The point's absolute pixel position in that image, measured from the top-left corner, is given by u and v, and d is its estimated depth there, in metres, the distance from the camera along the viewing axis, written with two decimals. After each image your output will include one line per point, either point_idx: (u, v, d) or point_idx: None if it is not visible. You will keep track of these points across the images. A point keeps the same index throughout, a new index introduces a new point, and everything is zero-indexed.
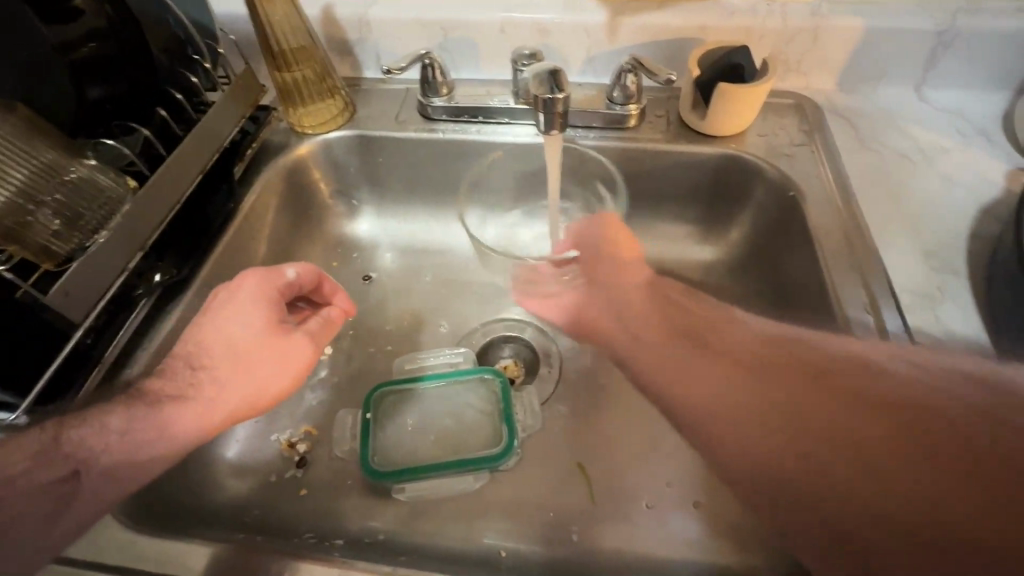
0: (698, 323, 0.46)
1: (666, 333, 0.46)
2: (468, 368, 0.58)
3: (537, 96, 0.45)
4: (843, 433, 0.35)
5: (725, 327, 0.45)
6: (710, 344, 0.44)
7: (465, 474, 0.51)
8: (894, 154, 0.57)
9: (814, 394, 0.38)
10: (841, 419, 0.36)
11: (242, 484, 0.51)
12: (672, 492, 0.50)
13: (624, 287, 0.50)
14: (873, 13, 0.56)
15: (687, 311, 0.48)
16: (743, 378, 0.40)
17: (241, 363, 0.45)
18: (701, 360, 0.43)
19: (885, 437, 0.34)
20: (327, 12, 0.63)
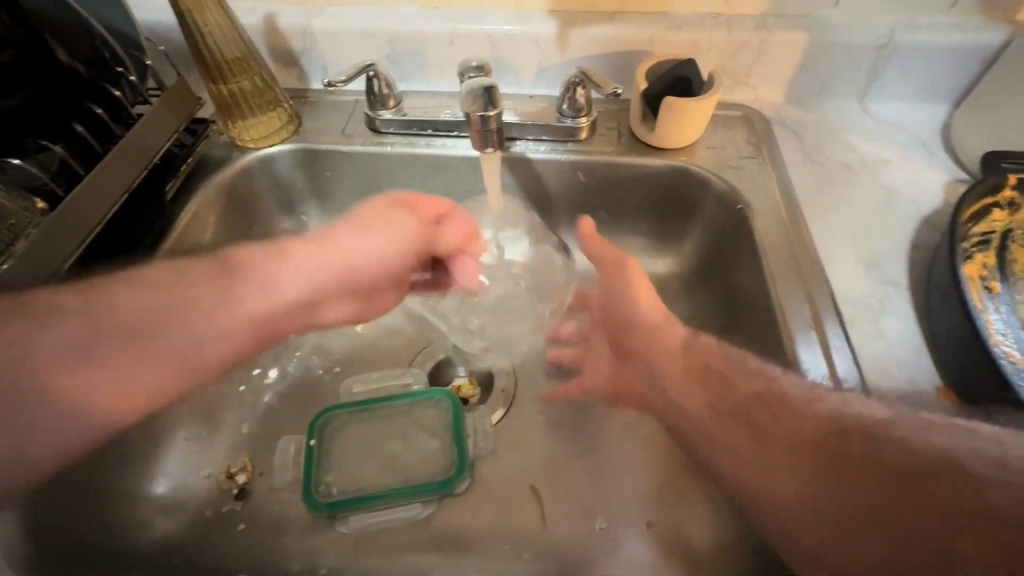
0: (746, 405, 0.40)
1: (712, 404, 0.42)
2: (419, 389, 0.56)
3: (470, 113, 0.44)
4: (921, 540, 0.32)
5: (784, 407, 0.39)
6: (772, 432, 0.38)
7: (411, 502, 0.49)
8: (838, 166, 0.57)
9: (886, 503, 0.33)
10: (880, 498, 0.33)
11: (175, 521, 0.48)
12: (626, 513, 0.49)
13: (658, 347, 0.47)
14: (815, 28, 0.57)
15: (734, 381, 0.42)
16: (806, 472, 0.36)
17: (336, 275, 0.50)
18: (774, 457, 0.37)
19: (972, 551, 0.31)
20: (271, 20, 0.62)
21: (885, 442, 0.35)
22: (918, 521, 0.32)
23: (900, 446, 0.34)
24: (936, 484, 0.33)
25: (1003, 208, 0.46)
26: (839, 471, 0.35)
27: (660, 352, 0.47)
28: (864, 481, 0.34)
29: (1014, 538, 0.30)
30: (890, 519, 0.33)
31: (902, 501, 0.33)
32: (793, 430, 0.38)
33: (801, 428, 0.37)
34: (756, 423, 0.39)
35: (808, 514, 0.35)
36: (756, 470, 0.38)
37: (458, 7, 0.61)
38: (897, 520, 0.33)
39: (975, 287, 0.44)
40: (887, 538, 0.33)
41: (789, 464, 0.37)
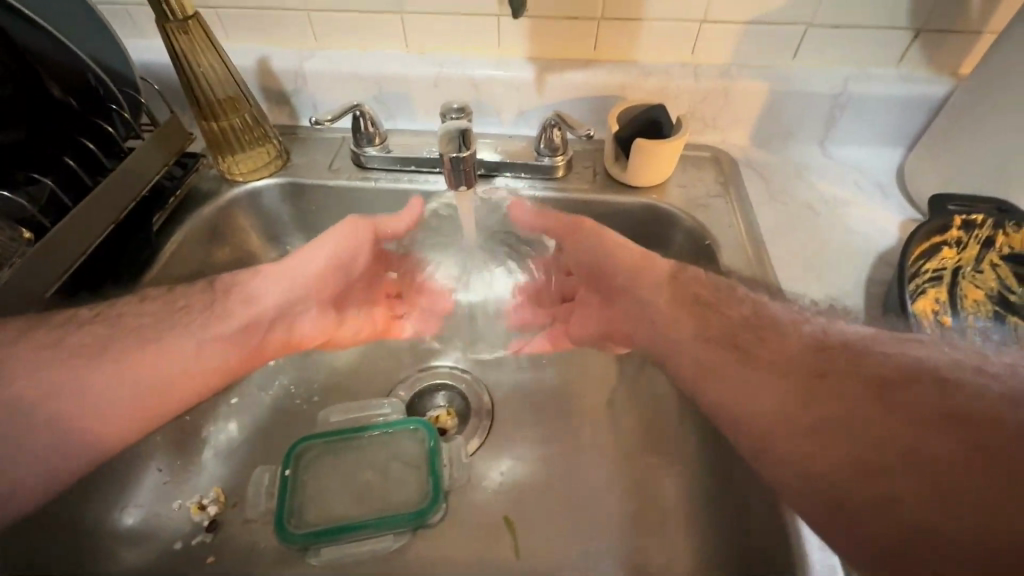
0: (743, 338, 0.43)
1: (703, 331, 0.45)
2: (397, 419, 0.57)
3: (445, 154, 0.47)
4: (893, 440, 0.32)
5: (782, 345, 0.41)
6: (759, 353, 0.41)
7: (385, 534, 0.49)
8: (800, 204, 0.61)
9: (862, 407, 0.34)
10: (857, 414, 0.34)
11: (144, 551, 0.48)
12: (599, 545, 0.49)
13: (648, 279, 0.51)
14: (774, 77, 0.62)
15: (724, 310, 0.45)
16: (787, 383, 0.38)
17: (290, 295, 0.56)
18: (754, 370, 0.40)
19: (938, 444, 0.31)
20: (264, 63, 0.65)
21: (866, 361, 0.37)
22: (889, 423, 0.33)
23: (891, 378, 0.35)
24: (910, 390, 0.34)
25: (953, 246, 0.48)
26: (817, 381, 0.37)
27: (650, 284, 0.50)
28: (841, 390, 0.36)
29: (981, 432, 0.30)
30: (863, 421, 0.34)
31: (877, 406, 0.34)
32: (788, 361, 0.40)
33: (788, 351, 0.40)
34: (754, 353, 0.41)
35: (783, 419, 0.37)
36: (738, 385, 0.40)
37: (443, 53, 0.65)
38: (869, 422, 0.34)
39: (927, 321, 0.47)
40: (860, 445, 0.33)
41: (771, 380, 0.39)
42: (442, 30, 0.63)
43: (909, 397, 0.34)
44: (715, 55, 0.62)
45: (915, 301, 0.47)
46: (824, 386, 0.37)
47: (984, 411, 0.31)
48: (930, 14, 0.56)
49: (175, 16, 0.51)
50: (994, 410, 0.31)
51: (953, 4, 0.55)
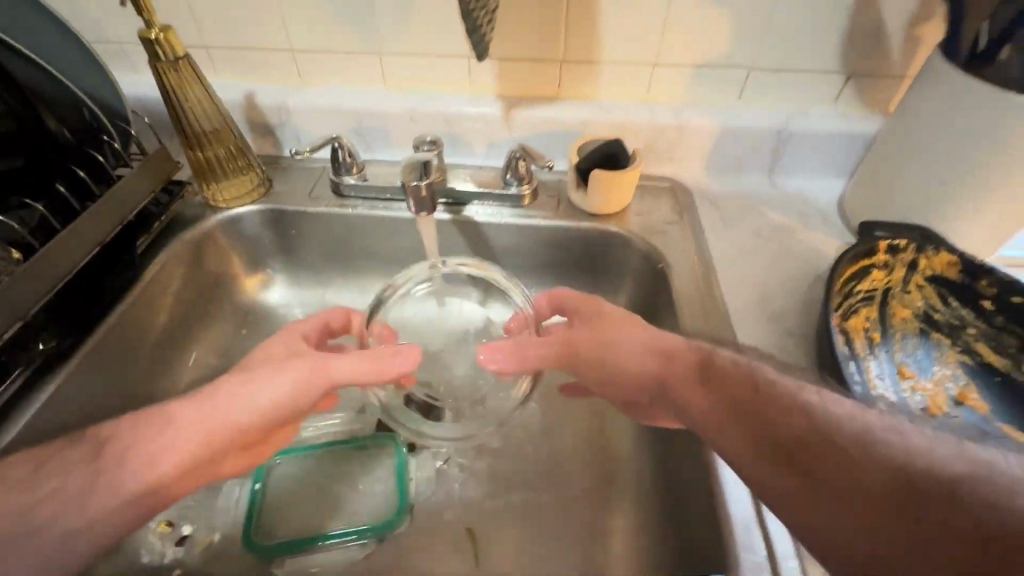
0: (784, 441, 0.37)
1: (667, 370, 0.44)
2: (366, 434, 0.58)
3: (405, 182, 0.51)
4: (880, 518, 0.31)
5: (828, 446, 0.35)
6: (731, 402, 0.40)
7: (351, 544, 0.51)
8: (748, 231, 0.65)
9: (847, 480, 0.33)
10: (933, 535, 0.29)
11: (112, 563, 0.49)
12: (556, 554, 0.51)
13: (608, 313, 0.50)
14: (721, 115, 0.67)
15: (690, 353, 0.44)
16: (761, 442, 0.38)
17: (258, 423, 0.44)
18: (729, 423, 0.40)
19: (918, 529, 0.29)
20: (250, 98, 0.70)
21: (842, 420, 0.36)
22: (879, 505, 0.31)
23: (920, 460, 0.32)
24: (885, 460, 0.33)
25: (881, 268, 0.52)
26: (794, 442, 0.36)
27: (612, 320, 0.49)
28: (820, 452, 0.35)
29: (962, 514, 0.29)
30: (850, 493, 0.32)
31: (854, 476, 0.33)
32: (840, 458, 0.34)
33: (755, 398, 0.40)
34: (794, 461, 0.35)
35: (760, 478, 0.37)
36: (714, 437, 0.40)
37: (418, 91, 0.70)
38: (857, 495, 0.32)
39: (857, 337, 0.50)
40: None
41: (742, 435, 0.39)
42: (417, 70, 0.68)
43: (886, 470, 0.32)
44: (667, 94, 0.68)
45: (846, 319, 0.51)
46: (803, 447, 0.36)
47: (959, 488, 0.30)
48: (856, 60, 0.63)
49: (166, 55, 0.55)
50: (967, 486, 0.30)
51: (875, 51, 0.61)
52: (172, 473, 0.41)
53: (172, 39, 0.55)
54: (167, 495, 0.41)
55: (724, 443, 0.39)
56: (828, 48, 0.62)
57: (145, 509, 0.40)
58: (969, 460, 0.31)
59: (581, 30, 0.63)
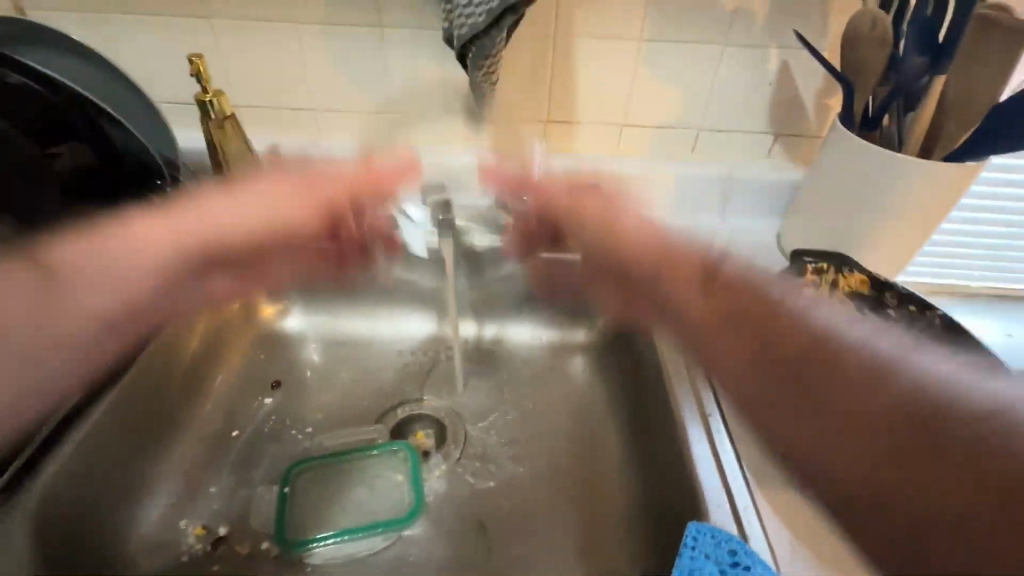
0: (771, 315, 0.40)
1: (673, 276, 0.51)
2: (382, 442, 0.66)
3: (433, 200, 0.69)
4: (878, 430, 0.34)
5: (840, 361, 0.36)
6: (749, 309, 0.41)
7: (371, 536, 0.57)
8: (706, 261, 0.78)
9: (865, 413, 0.35)
10: (907, 429, 0.33)
11: (155, 561, 0.54)
12: (557, 535, 0.58)
13: (628, 224, 0.58)
14: (676, 165, 0.82)
15: (721, 275, 0.46)
16: (762, 374, 0.39)
17: (234, 238, 0.55)
18: (756, 333, 0.40)
19: (895, 462, 0.33)
20: (275, 149, 0.79)
21: (857, 348, 0.36)
22: (899, 446, 0.33)
23: (943, 392, 0.34)
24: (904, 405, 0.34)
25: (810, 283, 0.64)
26: (805, 374, 0.37)
27: (623, 214, 0.59)
28: (843, 382, 0.36)
29: (938, 422, 0.33)
30: (865, 408, 0.35)
31: (860, 388, 0.35)
32: (841, 376, 0.36)
33: (761, 304, 0.41)
34: (800, 348, 0.38)
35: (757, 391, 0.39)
36: (726, 357, 0.42)
37: None
38: (870, 409, 0.34)
39: None
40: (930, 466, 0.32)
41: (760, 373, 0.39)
42: None
43: (913, 429, 0.33)
44: (633, 147, 0.82)
45: None
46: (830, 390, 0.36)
47: (963, 425, 0.33)
48: (780, 123, 0.78)
49: (215, 114, 0.65)
50: (973, 422, 0.32)
51: (794, 116, 0.77)
52: (149, 273, 0.49)
53: (223, 101, 0.65)
54: (155, 291, 0.51)
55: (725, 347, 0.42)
56: (759, 113, 0.77)
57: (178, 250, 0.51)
58: (953, 396, 0.33)
59: (561, 95, 0.77)
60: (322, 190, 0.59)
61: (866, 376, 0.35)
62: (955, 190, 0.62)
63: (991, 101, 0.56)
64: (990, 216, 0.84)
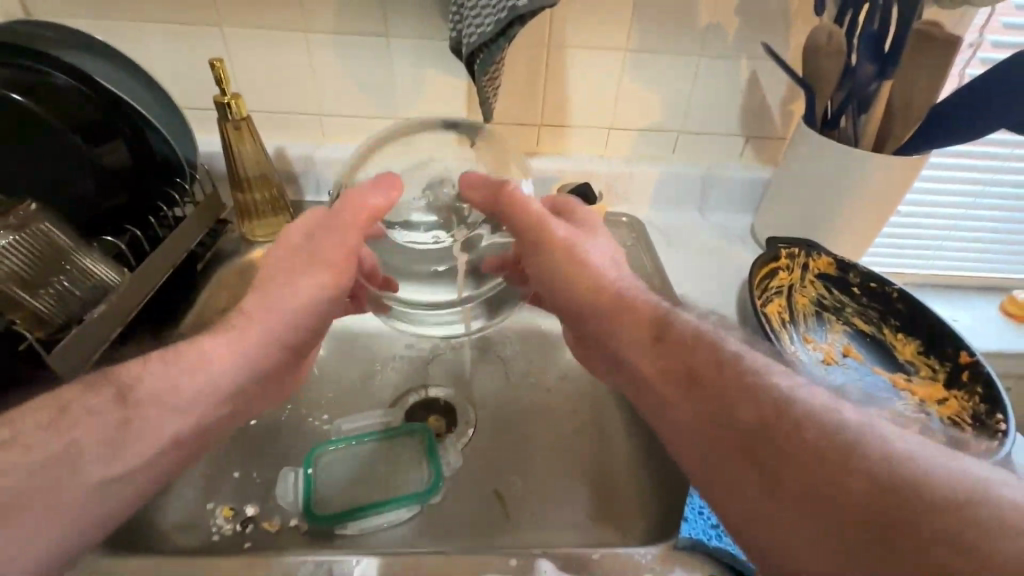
0: (703, 368, 0.42)
1: (647, 341, 0.47)
2: (398, 424, 0.69)
3: None
4: (821, 495, 0.33)
5: (756, 395, 0.39)
6: (719, 404, 0.40)
7: (398, 509, 0.60)
8: (688, 251, 0.85)
9: (812, 480, 0.33)
10: (853, 505, 0.32)
11: (187, 540, 0.55)
12: (572, 497, 0.62)
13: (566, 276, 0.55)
14: (658, 165, 0.89)
15: (693, 356, 0.44)
16: (721, 442, 0.38)
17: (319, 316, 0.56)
18: (714, 423, 0.39)
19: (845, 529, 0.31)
20: (281, 152, 0.83)
21: (832, 436, 0.35)
22: (844, 511, 0.32)
23: (896, 466, 0.32)
24: (856, 478, 0.32)
25: (783, 267, 0.71)
26: (768, 449, 0.36)
27: (573, 285, 0.54)
28: (801, 459, 0.34)
29: (883, 500, 0.31)
30: (812, 475, 0.33)
31: (815, 467, 0.34)
32: (797, 451, 0.35)
33: (737, 406, 0.39)
34: (734, 404, 0.39)
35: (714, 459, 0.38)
36: (679, 414, 0.42)
37: None
38: (815, 477, 0.33)
39: (775, 318, 0.69)
40: (825, 489, 0.33)
41: (709, 426, 0.39)
42: None
43: (853, 490, 0.32)
44: (620, 149, 0.89)
45: (766, 305, 0.70)
46: (784, 459, 0.35)
47: (908, 494, 0.31)
48: (749, 126, 0.87)
49: (232, 117, 0.68)
50: (919, 493, 0.30)
51: (761, 120, 0.86)
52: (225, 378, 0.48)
53: (240, 104, 0.68)
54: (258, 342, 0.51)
55: (690, 454, 0.40)
56: (730, 117, 0.86)
57: (248, 366, 0.49)
58: (911, 466, 0.32)
59: (554, 101, 0.83)
60: (356, 245, 0.56)
61: (818, 453, 0.34)
62: (905, 182, 0.71)
63: (930, 102, 0.65)
64: (932, 207, 0.95)
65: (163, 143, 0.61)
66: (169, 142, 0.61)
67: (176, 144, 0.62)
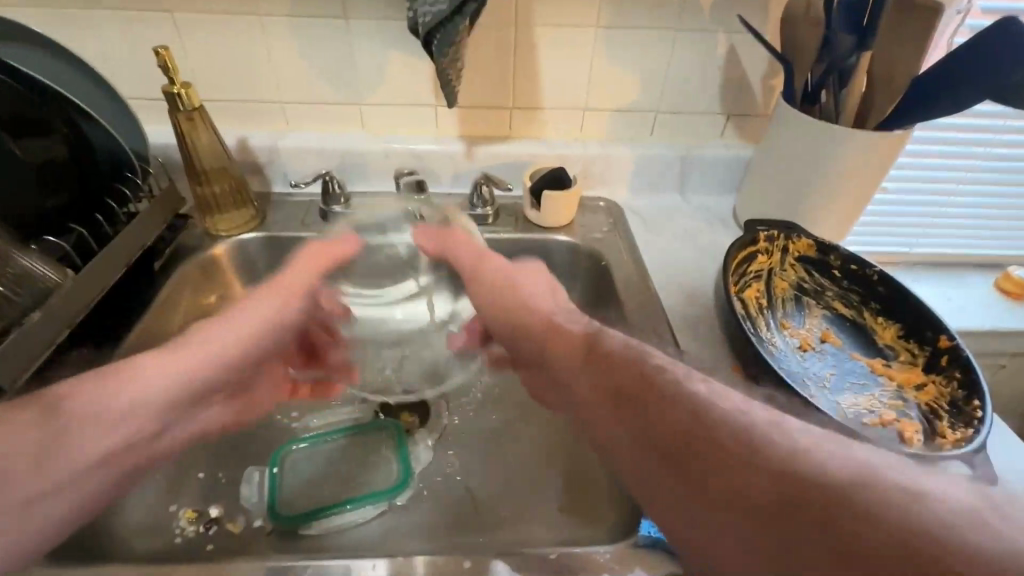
0: (619, 376, 0.45)
1: (563, 347, 0.51)
2: (368, 420, 0.68)
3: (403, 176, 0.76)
4: (736, 506, 0.34)
5: (674, 413, 0.40)
6: (640, 413, 0.42)
7: (363, 507, 0.59)
8: (666, 235, 0.83)
9: (731, 491, 0.34)
10: (764, 509, 0.33)
11: (146, 544, 0.54)
12: (541, 492, 0.61)
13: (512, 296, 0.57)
14: (635, 146, 0.86)
15: (610, 368, 0.46)
16: (647, 456, 0.40)
17: (259, 346, 0.58)
18: (638, 437, 0.41)
19: (759, 533, 0.32)
20: (244, 142, 0.80)
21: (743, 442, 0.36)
22: (753, 516, 0.33)
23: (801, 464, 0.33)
24: (766, 480, 0.33)
25: (757, 250, 0.69)
26: (687, 462, 0.37)
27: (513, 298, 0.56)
28: (717, 469, 0.36)
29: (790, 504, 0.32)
30: (728, 487, 0.35)
31: (730, 479, 0.35)
32: (716, 462, 0.36)
33: (655, 406, 0.41)
34: (653, 416, 0.41)
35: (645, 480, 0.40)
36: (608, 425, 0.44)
37: (393, 133, 0.84)
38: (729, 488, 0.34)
39: (752, 304, 0.67)
40: (749, 506, 0.33)
41: (635, 443, 0.41)
42: (391, 116, 0.82)
43: (764, 494, 0.33)
44: (595, 131, 0.86)
45: (742, 290, 0.68)
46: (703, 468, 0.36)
47: (812, 492, 0.31)
48: (729, 104, 0.84)
49: (185, 106, 0.65)
50: (822, 488, 0.31)
51: (741, 97, 0.83)
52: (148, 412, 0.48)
53: (191, 93, 0.66)
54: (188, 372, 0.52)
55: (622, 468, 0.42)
56: (709, 95, 0.83)
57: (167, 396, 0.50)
58: (817, 463, 0.33)
59: (525, 82, 0.80)
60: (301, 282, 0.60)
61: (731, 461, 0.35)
62: (888, 157, 0.68)
63: (911, 73, 0.61)
64: (921, 185, 0.92)
65: (107, 135, 0.60)
66: (114, 135, 0.60)
67: (121, 137, 0.61)
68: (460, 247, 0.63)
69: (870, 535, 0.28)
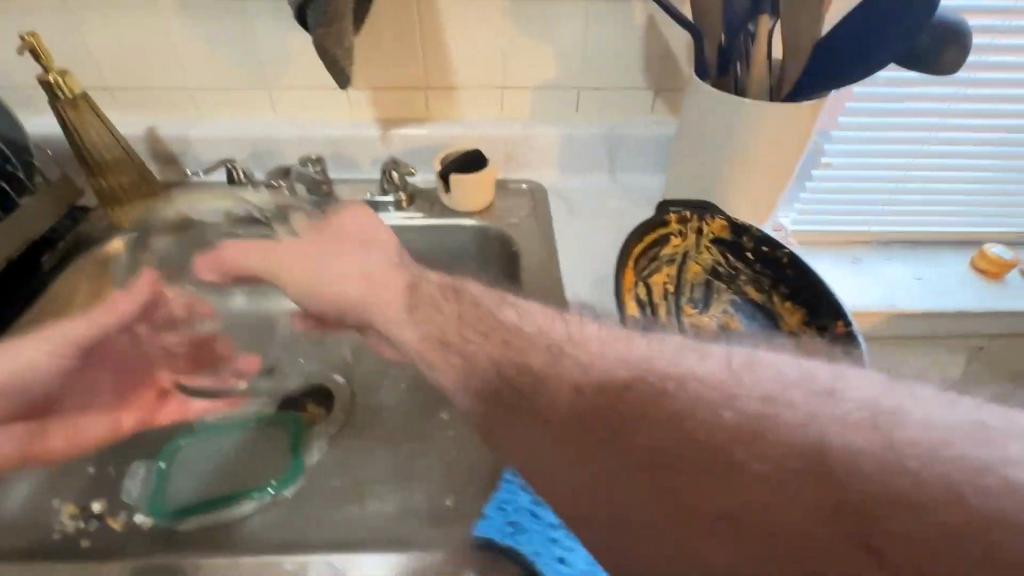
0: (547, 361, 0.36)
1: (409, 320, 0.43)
2: (267, 415, 0.67)
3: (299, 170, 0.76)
4: (769, 515, 0.28)
5: (639, 391, 0.32)
6: (588, 405, 0.33)
7: (243, 504, 0.58)
8: (589, 219, 0.79)
9: (750, 493, 0.28)
10: (795, 492, 0.28)
11: (21, 540, 0.54)
12: (429, 490, 0.60)
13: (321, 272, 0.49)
14: (560, 126, 0.83)
15: (529, 351, 0.37)
16: (614, 463, 0.31)
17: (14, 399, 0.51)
18: (585, 432, 0.32)
19: (813, 554, 0.27)
20: (152, 131, 0.78)
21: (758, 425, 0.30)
22: (795, 509, 0.27)
23: (840, 436, 0.29)
24: (797, 473, 0.28)
25: (660, 234, 0.64)
26: (680, 463, 0.30)
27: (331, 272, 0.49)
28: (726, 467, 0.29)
29: (850, 498, 0.27)
30: (751, 491, 0.28)
31: (750, 476, 0.29)
32: (711, 461, 0.30)
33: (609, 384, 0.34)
34: (616, 402, 0.33)
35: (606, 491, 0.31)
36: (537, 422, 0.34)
37: (307, 118, 0.81)
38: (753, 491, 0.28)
39: (657, 292, 0.64)
40: (780, 518, 0.28)
41: (578, 441, 0.33)
42: (303, 101, 0.79)
43: (804, 486, 0.28)
44: (518, 111, 0.82)
45: (650, 276, 0.65)
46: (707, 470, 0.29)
47: (876, 476, 0.27)
48: (655, 79, 0.79)
49: (65, 94, 0.64)
50: (880, 472, 0.27)
51: (668, 71, 0.78)
52: None
53: (71, 82, 0.65)
54: None
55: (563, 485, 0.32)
56: (633, 70, 0.78)
57: None
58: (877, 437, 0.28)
59: (437, 61, 0.77)
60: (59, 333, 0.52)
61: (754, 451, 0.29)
62: (803, 131, 0.63)
63: (817, 38, 0.57)
64: (871, 158, 0.87)
65: None
66: None
67: None
68: (246, 256, 0.54)
69: (941, 509, 0.26)
